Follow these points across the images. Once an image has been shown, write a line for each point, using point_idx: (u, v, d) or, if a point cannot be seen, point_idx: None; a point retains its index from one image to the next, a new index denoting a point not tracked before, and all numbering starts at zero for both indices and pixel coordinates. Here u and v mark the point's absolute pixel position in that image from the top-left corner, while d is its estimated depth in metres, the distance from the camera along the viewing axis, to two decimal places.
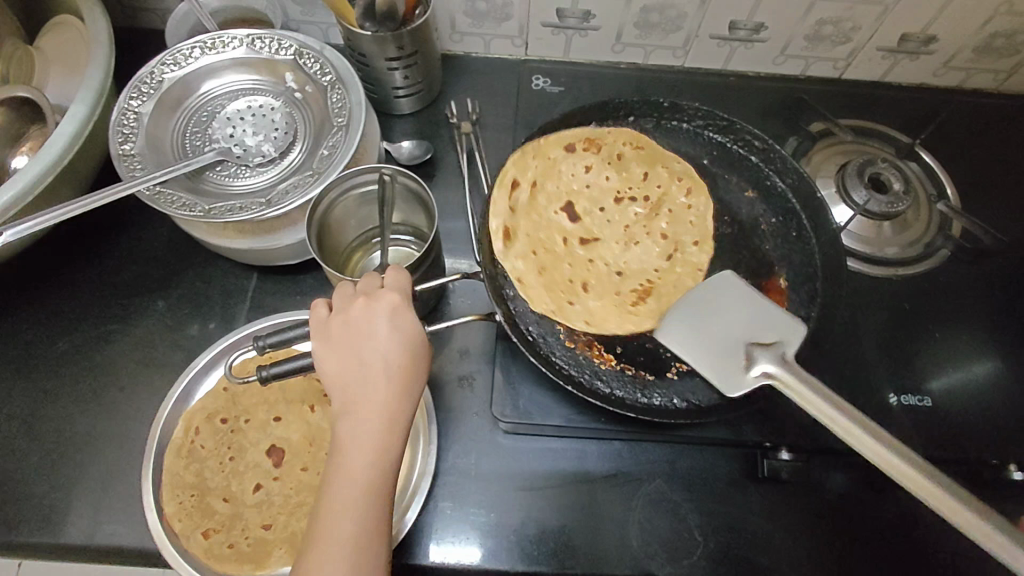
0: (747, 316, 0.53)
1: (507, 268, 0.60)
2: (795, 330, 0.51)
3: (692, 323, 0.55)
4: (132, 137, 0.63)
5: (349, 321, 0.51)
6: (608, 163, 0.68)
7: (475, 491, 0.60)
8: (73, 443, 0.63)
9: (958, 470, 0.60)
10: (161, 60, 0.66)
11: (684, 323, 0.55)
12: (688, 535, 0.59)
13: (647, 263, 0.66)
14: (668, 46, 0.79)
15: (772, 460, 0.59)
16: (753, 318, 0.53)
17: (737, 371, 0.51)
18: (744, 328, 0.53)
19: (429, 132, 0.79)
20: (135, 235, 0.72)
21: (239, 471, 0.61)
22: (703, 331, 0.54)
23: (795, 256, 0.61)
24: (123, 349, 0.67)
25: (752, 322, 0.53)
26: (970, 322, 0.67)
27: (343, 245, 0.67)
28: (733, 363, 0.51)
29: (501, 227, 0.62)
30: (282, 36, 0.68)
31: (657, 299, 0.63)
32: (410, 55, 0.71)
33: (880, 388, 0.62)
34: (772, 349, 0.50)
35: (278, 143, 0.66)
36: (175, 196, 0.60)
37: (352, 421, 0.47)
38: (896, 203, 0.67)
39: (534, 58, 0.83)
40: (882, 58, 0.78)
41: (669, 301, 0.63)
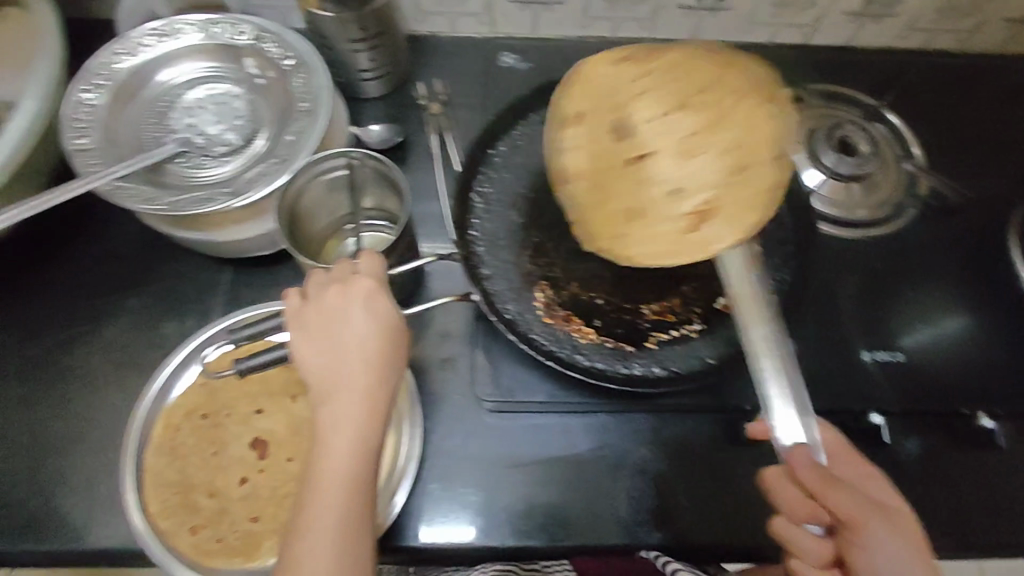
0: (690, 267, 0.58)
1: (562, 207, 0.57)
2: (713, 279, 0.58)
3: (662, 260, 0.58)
4: (88, 131, 0.61)
5: (324, 308, 0.50)
6: (669, 69, 0.53)
7: (463, 471, 0.60)
8: (51, 449, 0.62)
9: (931, 422, 0.61)
10: (114, 50, 0.65)
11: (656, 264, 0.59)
12: (675, 501, 0.60)
13: (705, 179, 0.51)
14: (636, 17, 0.79)
15: (753, 423, 0.62)
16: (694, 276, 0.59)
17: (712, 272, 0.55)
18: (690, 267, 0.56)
19: (398, 114, 0.77)
20: (100, 233, 0.70)
21: (222, 466, 0.60)
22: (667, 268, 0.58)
23: (768, 220, 0.62)
24: (95, 351, 0.65)
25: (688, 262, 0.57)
26: (938, 277, 0.68)
27: (314, 233, 0.65)
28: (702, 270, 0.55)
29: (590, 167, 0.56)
30: (239, 21, 0.67)
31: (721, 220, 0.52)
32: (374, 36, 0.70)
33: (854, 347, 0.64)
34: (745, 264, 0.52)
35: (242, 130, 0.65)
36: (136, 189, 0.59)
37: (332, 409, 0.47)
38: (864, 164, 0.69)
39: (502, 35, 0.82)
40: (847, 22, 0.78)
41: (737, 221, 0.51)
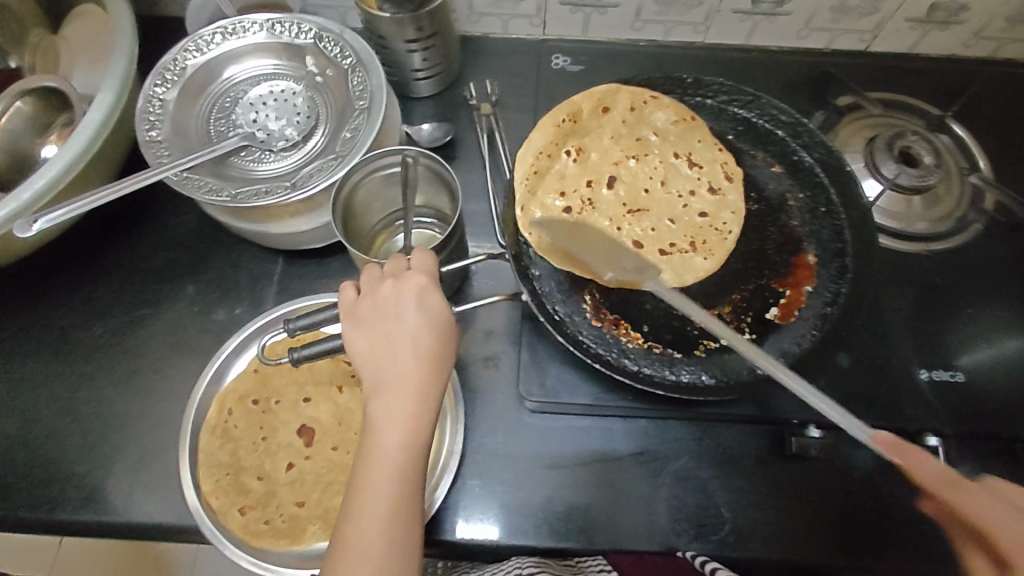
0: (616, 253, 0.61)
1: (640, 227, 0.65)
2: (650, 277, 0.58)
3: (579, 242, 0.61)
4: (158, 123, 0.64)
5: (378, 303, 0.51)
6: (620, 121, 0.67)
7: (503, 470, 0.61)
8: (111, 424, 0.65)
9: (989, 445, 0.59)
10: (184, 46, 0.67)
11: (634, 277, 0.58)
12: (716, 511, 0.59)
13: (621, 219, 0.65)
14: (689, 22, 0.78)
15: (800, 437, 0.59)
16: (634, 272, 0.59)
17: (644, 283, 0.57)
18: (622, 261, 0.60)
19: (449, 114, 0.78)
20: (163, 221, 0.73)
21: (273, 450, 0.62)
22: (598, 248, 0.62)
23: (824, 231, 0.60)
24: (155, 334, 0.68)
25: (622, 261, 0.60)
26: (1002, 296, 0.66)
27: (367, 228, 0.67)
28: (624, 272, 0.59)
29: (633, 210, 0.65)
30: (302, 20, 0.69)
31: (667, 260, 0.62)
32: (428, 37, 0.71)
33: (909, 364, 0.62)
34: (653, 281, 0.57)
35: (301, 126, 0.67)
36: (202, 181, 0.61)
37: (383, 402, 0.48)
38: (927, 176, 0.66)
39: (553, 37, 0.82)
40: (910, 29, 0.76)
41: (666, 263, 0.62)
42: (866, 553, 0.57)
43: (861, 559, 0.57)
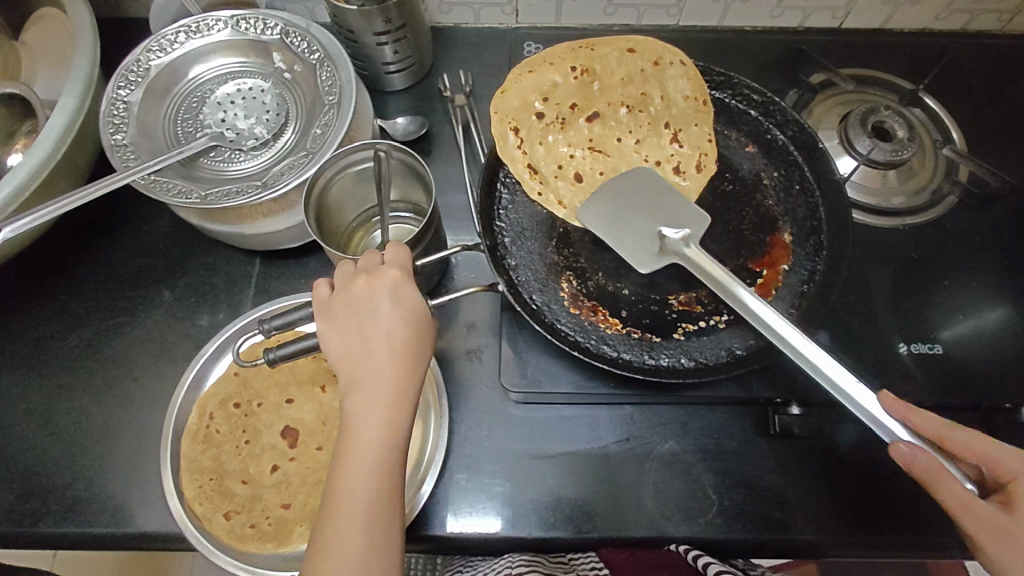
0: (633, 202, 0.59)
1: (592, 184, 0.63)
2: (693, 222, 0.57)
3: (612, 200, 0.59)
4: (123, 126, 0.62)
5: (352, 299, 0.50)
6: (642, 70, 0.65)
7: (489, 462, 0.61)
8: (92, 435, 0.64)
9: (970, 415, 0.60)
10: (147, 46, 0.65)
11: (641, 236, 0.57)
12: (703, 494, 0.59)
13: (582, 160, 0.64)
14: (661, 5, 0.77)
15: (783, 416, 0.60)
16: (652, 224, 0.58)
17: (649, 251, 0.57)
18: (653, 216, 0.58)
19: (424, 107, 0.78)
20: (136, 227, 0.72)
21: (256, 453, 0.61)
22: (612, 202, 0.59)
23: (800, 209, 0.60)
24: (133, 341, 0.67)
25: (658, 207, 0.59)
26: (980, 268, 0.66)
27: (343, 224, 0.67)
28: (645, 240, 0.57)
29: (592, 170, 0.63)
30: (266, 16, 0.67)
31: None
32: (398, 29, 0.70)
33: (889, 339, 0.62)
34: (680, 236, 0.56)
35: (271, 125, 0.66)
36: (169, 183, 0.60)
37: (360, 398, 0.48)
38: (901, 150, 0.66)
39: (526, 25, 0.81)
40: (882, 4, 0.76)
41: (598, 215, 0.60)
42: (853, 529, 0.57)
43: (849, 536, 0.57)
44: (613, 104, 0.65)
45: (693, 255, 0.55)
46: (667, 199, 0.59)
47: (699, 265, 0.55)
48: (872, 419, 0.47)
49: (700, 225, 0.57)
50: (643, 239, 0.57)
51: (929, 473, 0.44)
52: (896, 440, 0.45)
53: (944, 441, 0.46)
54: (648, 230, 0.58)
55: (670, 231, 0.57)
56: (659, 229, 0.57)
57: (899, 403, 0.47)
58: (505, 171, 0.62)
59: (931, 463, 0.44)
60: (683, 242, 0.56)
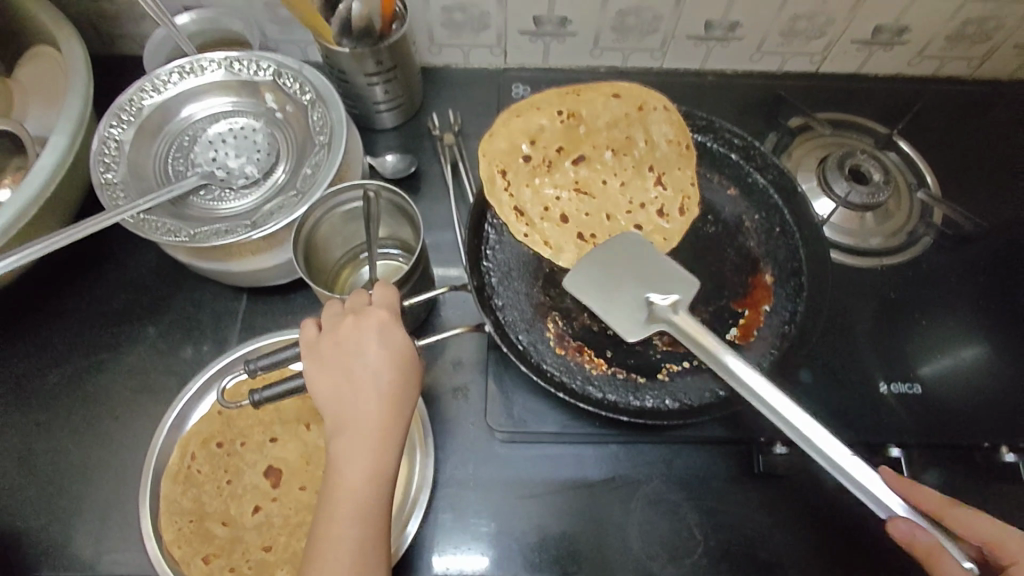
0: (626, 268, 0.57)
1: (577, 225, 0.64)
2: (686, 288, 0.56)
3: (599, 269, 0.57)
4: (114, 165, 0.63)
5: (339, 340, 0.51)
6: (627, 115, 0.66)
7: (475, 501, 0.60)
8: (70, 475, 0.63)
9: (951, 455, 0.61)
10: (140, 86, 0.66)
11: (628, 308, 0.56)
12: (688, 534, 0.59)
13: (566, 201, 0.65)
14: (645, 48, 0.80)
15: (767, 456, 0.60)
16: (641, 291, 0.56)
17: (640, 321, 0.55)
18: (642, 283, 0.57)
19: (413, 145, 0.79)
20: (123, 262, 0.72)
21: (238, 494, 0.61)
22: (602, 272, 0.57)
23: (780, 251, 0.61)
24: (115, 378, 0.67)
25: (647, 272, 0.57)
26: (956, 308, 0.67)
27: (331, 262, 0.67)
28: (633, 309, 0.56)
29: (577, 211, 0.65)
30: (260, 57, 0.68)
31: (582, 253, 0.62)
32: (389, 70, 0.71)
33: (871, 377, 0.63)
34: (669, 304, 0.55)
35: (261, 164, 0.66)
36: (159, 222, 0.60)
37: (346, 441, 0.48)
38: (876, 193, 0.68)
39: (514, 66, 0.84)
40: (857, 50, 0.79)
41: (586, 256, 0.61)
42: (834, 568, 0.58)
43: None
44: (597, 148, 0.66)
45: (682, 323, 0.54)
46: (653, 264, 0.57)
47: (688, 332, 0.53)
48: (874, 500, 0.47)
49: (688, 289, 0.56)
50: (629, 309, 0.56)
51: (926, 552, 0.47)
52: (896, 515, 0.47)
53: (943, 518, 0.50)
54: (635, 300, 0.56)
55: (659, 299, 0.55)
56: (647, 297, 0.56)
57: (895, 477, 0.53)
58: (491, 212, 0.63)
59: (930, 541, 0.46)
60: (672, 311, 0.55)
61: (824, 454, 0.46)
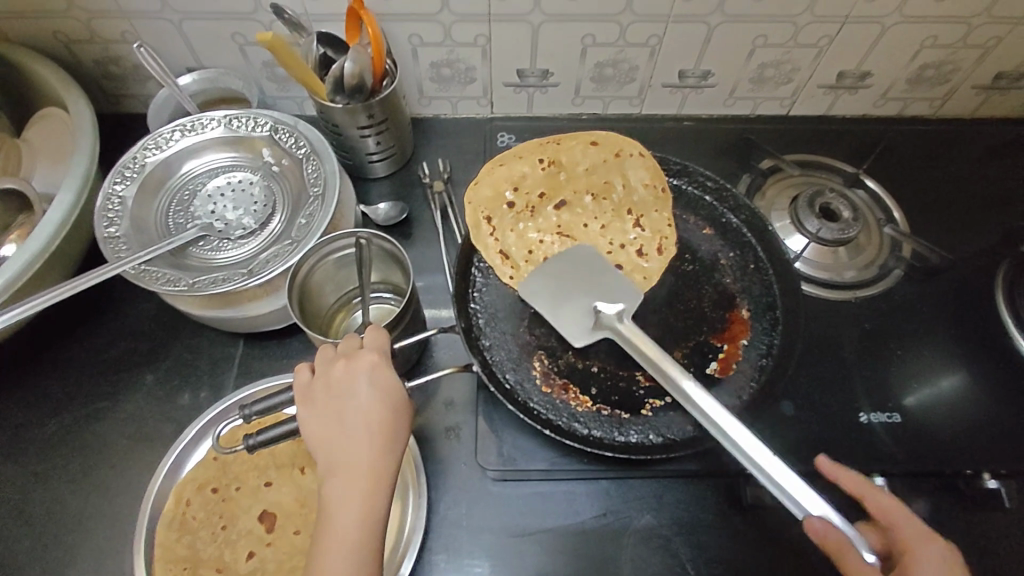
0: (577, 277, 0.64)
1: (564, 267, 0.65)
2: (632, 296, 0.62)
3: (551, 281, 0.63)
4: (117, 220, 0.66)
5: (331, 382, 0.52)
6: (605, 161, 0.70)
7: (468, 541, 0.61)
8: (66, 524, 0.63)
9: (935, 482, 0.62)
10: (144, 145, 0.70)
11: (579, 315, 0.62)
12: (681, 569, 0.60)
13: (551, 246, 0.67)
14: (624, 97, 0.85)
15: (753, 488, 0.62)
16: (588, 298, 0.62)
17: (589, 326, 0.61)
18: (588, 291, 0.63)
19: (404, 193, 0.82)
20: (123, 311, 0.74)
21: (232, 539, 0.61)
22: (554, 283, 0.63)
23: (755, 286, 0.64)
24: (113, 426, 0.68)
25: (595, 279, 0.63)
26: (932, 337, 0.70)
27: (324, 307, 0.69)
28: (582, 316, 0.62)
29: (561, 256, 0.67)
30: (258, 115, 0.72)
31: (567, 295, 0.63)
32: (380, 123, 0.75)
33: (852, 407, 0.65)
34: (615, 310, 0.61)
35: (258, 215, 0.69)
36: (159, 273, 0.63)
37: (338, 482, 0.49)
38: (847, 229, 0.71)
39: (500, 116, 0.88)
40: (823, 94, 0.83)
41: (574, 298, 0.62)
42: None
43: None
44: (577, 194, 0.70)
45: (624, 329, 0.59)
46: (601, 274, 0.64)
47: (630, 339, 0.59)
48: (792, 499, 0.49)
49: (632, 298, 0.62)
50: (579, 314, 0.62)
51: (839, 545, 0.47)
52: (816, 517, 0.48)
53: (864, 499, 0.53)
54: (586, 307, 0.62)
55: (607, 306, 0.62)
56: (594, 305, 0.62)
57: (832, 466, 0.55)
58: (477, 257, 0.66)
59: (839, 537, 0.47)
60: (616, 317, 0.60)
61: (740, 449, 0.51)
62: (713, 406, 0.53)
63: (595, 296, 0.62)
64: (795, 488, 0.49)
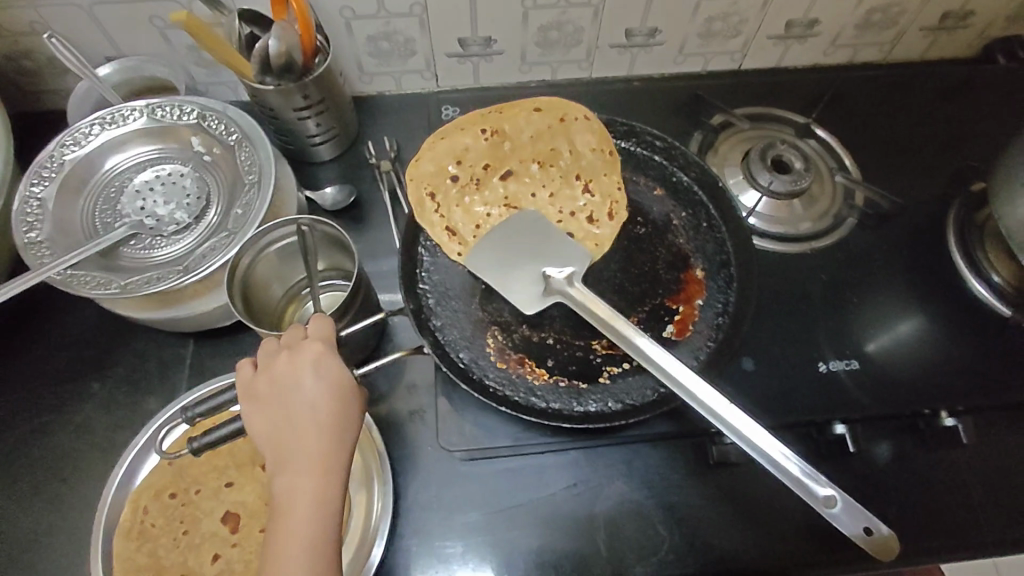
0: (525, 244, 0.63)
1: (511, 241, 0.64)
2: (581, 259, 0.61)
3: (497, 251, 0.62)
4: (38, 224, 0.62)
5: (275, 376, 0.50)
6: (550, 127, 0.68)
7: (439, 524, 0.60)
8: (19, 545, 0.61)
9: (895, 424, 0.63)
10: (60, 141, 0.66)
11: (529, 284, 0.61)
12: (654, 532, 0.60)
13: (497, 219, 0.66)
14: (571, 60, 0.82)
15: (720, 445, 0.61)
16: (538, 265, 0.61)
17: (539, 294, 0.60)
18: (538, 258, 0.62)
19: (351, 175, 0.79)
20: (61, 320, 0.70)
21: (195, 544, 0.59)
22: (501, 253, 0.62)
23: (709, 245, 0.63)
24: (61, 439, 0.65)
25: (543, 245, 0.62)
26: (889, 282, 0.70)
27: (272, 300, 0.67)
28: (532, 284, 0.61)
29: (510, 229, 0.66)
30: (182, 102, 0.68)
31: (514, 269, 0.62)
32: (318, 103, 0.72)
33: (814, 358, 0.65)
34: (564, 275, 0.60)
35: (192, 208, 0.66)
36: (88, 276, 0.59)
37: (289, 477, 0.47)
38: (800, 180, 0.70)
39: (447, 88, 0.85)
40: (773, 45, 0.82)
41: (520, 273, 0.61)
42: (796, 548, 0.59)
43: (797, 555, 0.59)
44: (523, 162, 0.68)
45: (576, 292, 0.59)
46: (549, 239, 0.62)
47: (583, 302, 0.58)
48: (754, 445, 0.50)
49: (582, 261, 0.61)
50: (529, 282, 0.61)
51: None
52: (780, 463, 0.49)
53: None
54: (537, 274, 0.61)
55: (556, 271, 0.61)
56: (543, 271, 0.61)
57: None
58: (425, 235, 0.64)
59: None
60: (567, 282, 0.60)
61: (699, 399, 0.51)
62: (668, 360, 0.53)
63: (544, 262, 0.61)
64: (755, 433, 0.50)
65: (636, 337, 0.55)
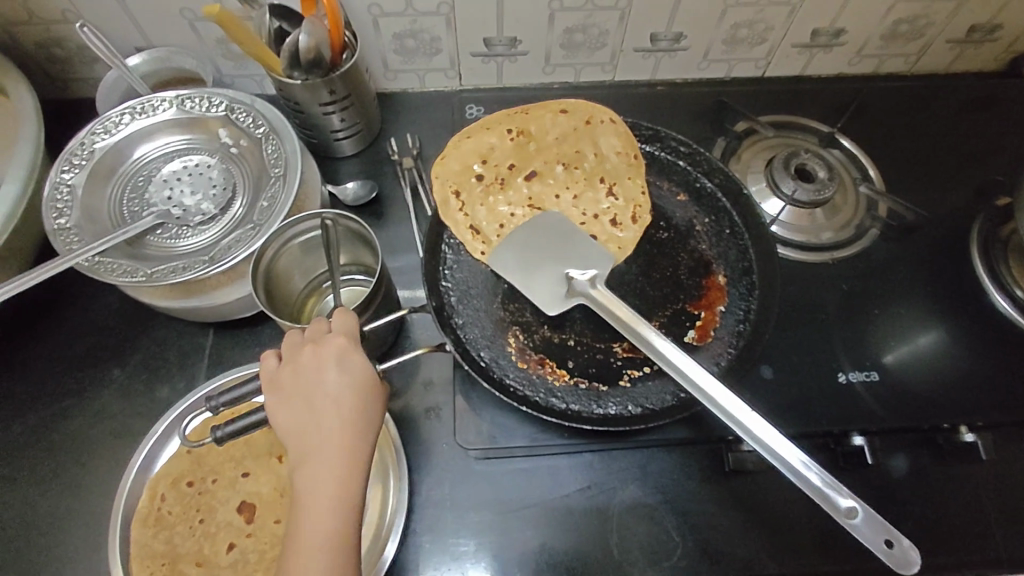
0: (547, 245, 0.63)
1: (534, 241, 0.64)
2: (603, 261, 0.61)
3: (520, 251, 0.62)
4: (67, 210, 0.63)
5: (299, 369, 0.51)
6: (575, 129, 0.68)
7: (453, 520, 0.60)
8: (39, 526, 0.62)
9: (912, 437, 0.62)
10: (91, 129, 0.66)
11: (552, 285, 0.61)
12: (667, 536, 0.60)
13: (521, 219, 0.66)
14: (595, 63, 0.82)
15: (736, 452, 0.61)
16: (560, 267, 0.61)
17: (561, 295, 0.61)
18: (560, 259, 0.62)
19: (373, 171, 0.80)
20: (85, 306, 0.71)
21: (211, 532, 0.60)
22: (524, 253, 0.62)
23: (731, 252, 0.63)
24: (81, 424, 0.66)
25: (565, 246, 0.62)
26: (910, 295, 0.69)
27: (294, 293, 0.67)
28: (555, 286, 0.61)
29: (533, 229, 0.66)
30: (211, 94, 0.69)
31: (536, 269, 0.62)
32: (343, 98, 0.72)
33: (832, 369, 0.65)
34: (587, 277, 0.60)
35: (218, 200, 0.67)
36: (115, 264, 0.60)
37: (310, 469, 0.47)
38: (823, 190, 0.70)
39: (469, 87, 0.85)
40: (798, 54, 0.82)
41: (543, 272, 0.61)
42: (810, 558, 0.59)
43: (811, 565, 0.59)
44: (548, 164, 0.68)
45: (598, 295, 0.59)
46: (571, 239, 0.62)
47: (604, 303, 0.58)
48: (773, 453, 0.50)
49: (604, 263, 0.61)
50: (551, 284, 0.61)
51: None
52: (801, 473, 0.49)
53: None
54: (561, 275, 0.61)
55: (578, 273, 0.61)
56: (565, 273, 0.61)
57: None
58: (448, 233, 0.64)
59: None
60: (589, 284, 0.60)
61: (717, 404, 0.51)
62: (689, 365, 0.53)
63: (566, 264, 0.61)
64: (776, 441, 0.50)
65: (657, 340, 0.55)
